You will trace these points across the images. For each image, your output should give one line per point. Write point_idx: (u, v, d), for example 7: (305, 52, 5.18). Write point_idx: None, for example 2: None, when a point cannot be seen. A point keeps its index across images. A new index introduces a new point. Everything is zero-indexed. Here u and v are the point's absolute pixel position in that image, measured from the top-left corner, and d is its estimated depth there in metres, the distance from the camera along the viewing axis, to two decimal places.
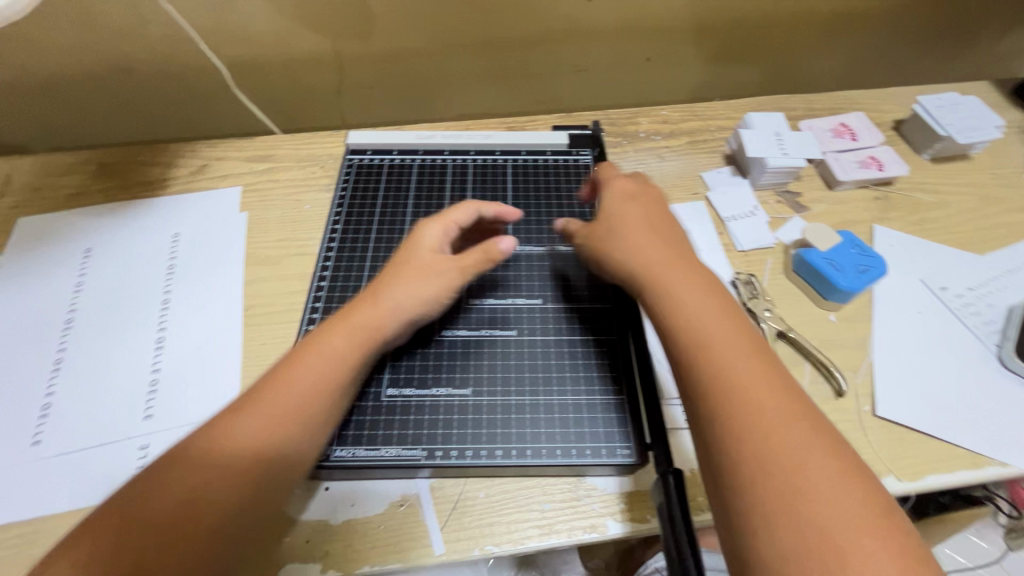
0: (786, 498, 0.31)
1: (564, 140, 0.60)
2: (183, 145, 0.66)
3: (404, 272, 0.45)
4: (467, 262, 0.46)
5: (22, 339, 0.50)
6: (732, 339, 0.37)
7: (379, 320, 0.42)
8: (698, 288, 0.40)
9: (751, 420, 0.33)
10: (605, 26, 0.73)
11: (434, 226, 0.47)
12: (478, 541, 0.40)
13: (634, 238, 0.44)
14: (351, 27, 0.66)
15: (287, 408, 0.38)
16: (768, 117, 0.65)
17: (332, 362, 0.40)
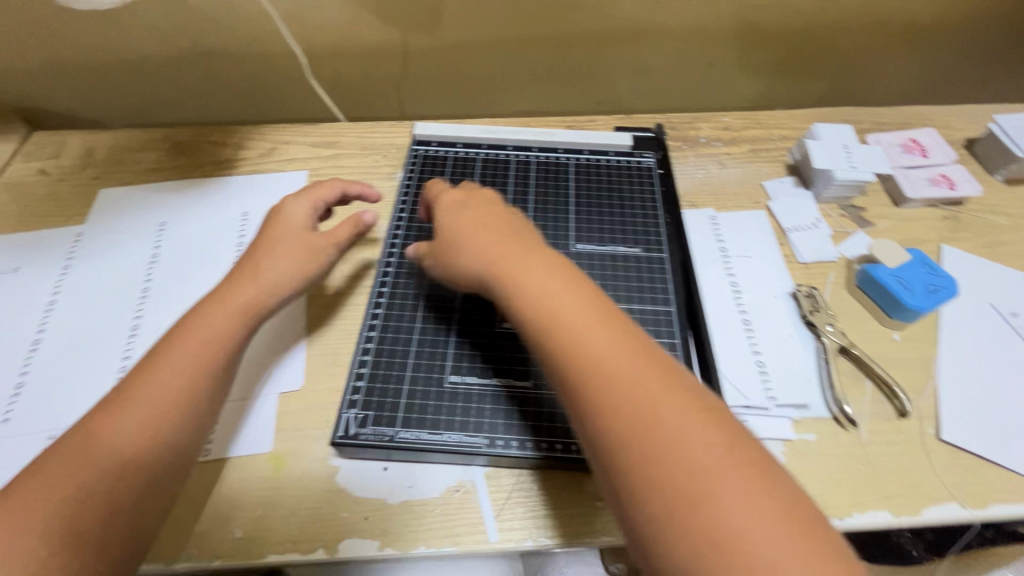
0: (685, 501, 0.28)
1: (627, 141, 0.60)
2: (253, 127, 0.68)
3: (264, 252, 0.46)
4: (336, 235, 0.49)
5: (103, 304, 0.52)
6: (576, 314, 0.35)
7: (259, 288, 0.44)
8: (552, 281, 0.37)
9: (605, 398, 0.31)
10: (670, 30, 0.73)
11: (295, 206, 0.50)
12: (531, 532, 0.41)
13: (477, 243, 0.41)
14: (420, 19, 0.68)
15: (171, 371, 0.38)
16: (836, 128, 0.64)
17: (210, 339, 0.40)
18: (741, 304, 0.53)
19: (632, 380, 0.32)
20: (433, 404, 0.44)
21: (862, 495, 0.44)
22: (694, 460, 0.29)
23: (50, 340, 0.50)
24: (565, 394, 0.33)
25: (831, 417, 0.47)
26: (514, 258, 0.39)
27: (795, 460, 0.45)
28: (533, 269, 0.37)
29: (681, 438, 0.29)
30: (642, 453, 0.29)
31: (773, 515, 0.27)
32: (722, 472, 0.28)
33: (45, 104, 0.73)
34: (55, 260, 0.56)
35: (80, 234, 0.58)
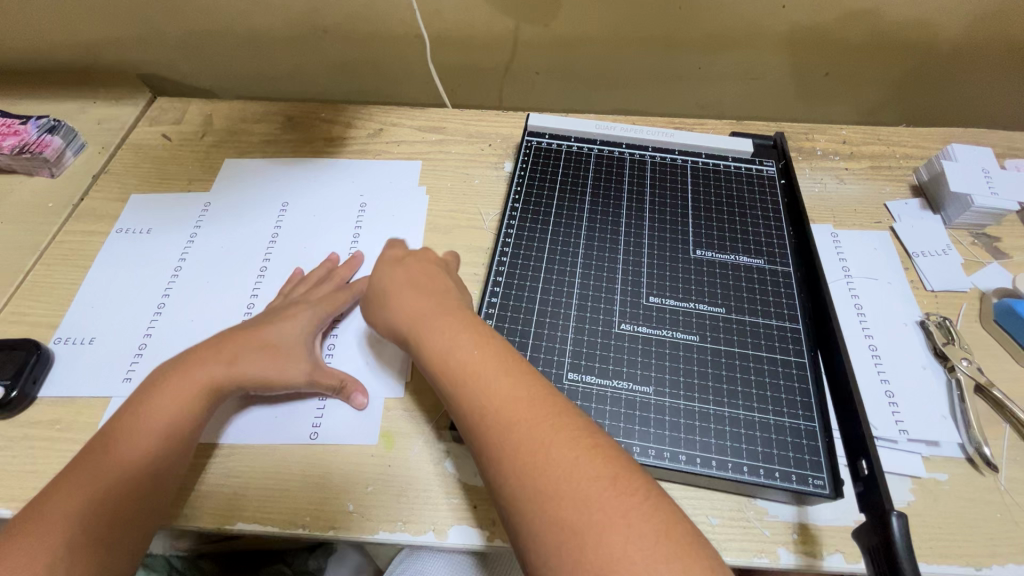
0: (573, 539, 0.30)
1: (747, 148, 0.58)
2: (360, 108, 0.69)
3: (244, 336, 0.44)
4: (320, 371, 0.45)
5: (222, 276, 0.54)
6: (476, 367, 0.37)
7: (229, 373, 0.42)
8: (461, 328, 0.39)
9: (503, 447, 0.34)
10: (792, 36, 0.70)
11: (305, 309, 0.47)
12: None
13: (399, 292, 0.44)
14: (538, 10, 0.67)
15: (140, 432, 0.39)
16: (975, 150, 0.59)
17: (173, 406, 0.40)
18: (867, 328, 0.50)
19: (526, 427, 0.34)
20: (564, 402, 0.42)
21: (1001, 546, 0.40)
22: (583, 495, 0.31)
23: (173, 305, 0.52)
24: (471, 442, 0.36)
25: (964, 457, 0.44)
26: (429, 315, 0.41)
27: (925, 499, 0.42)
28: (445, 323, 0.40)
29: (571, 476, 0.32)
30: (535, 497, 0.32)
31: (652, 540, 0.29)
32: (605, 502, 0.31)
33: (165, 71, 0.76)
34: (181, 225, 0.58)
35: (207, 204, 0.60)
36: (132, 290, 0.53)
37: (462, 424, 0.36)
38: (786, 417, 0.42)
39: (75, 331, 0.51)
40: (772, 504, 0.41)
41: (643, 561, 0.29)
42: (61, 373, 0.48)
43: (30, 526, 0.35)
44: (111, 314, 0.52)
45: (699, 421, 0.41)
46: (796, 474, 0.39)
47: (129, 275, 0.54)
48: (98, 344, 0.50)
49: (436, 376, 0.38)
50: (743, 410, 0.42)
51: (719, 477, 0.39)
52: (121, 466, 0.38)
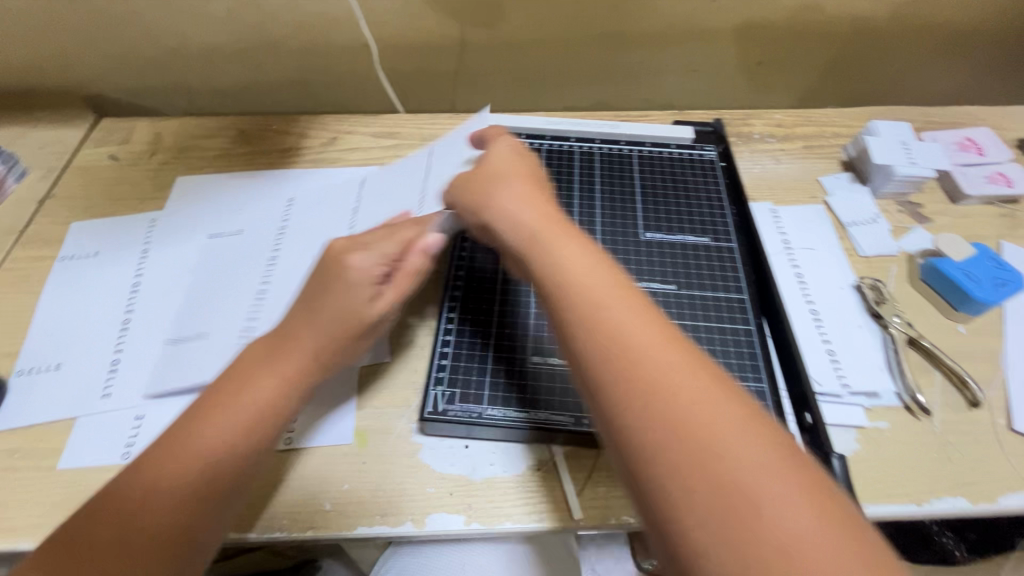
0: (734, 514, 0.25)
1: (688, 135, 0.61)
2: (313, 118, 0.70)
3: (308, 317, 0.39)
4: (393, 287, 0.41)
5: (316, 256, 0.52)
6: (615, 301, 0.33)
7: (312, 357, 0.39)
8: (591, 261, 0.36)
9: (642, 393, 0.29)
10: (724, 29, 0.74)
11: (358, 254, 0.40)
12: (616, 511, 0.42)
13: (518, 207, 0.40)
14: (481, 15, 0.69)
15: (220, 430, 0.36)
16: (894, 126, 0.64)
17: (254, 402, 0.37)
18: (808, 295, 0.54)
19: (676, 370, 0.30)
20: (525, 383, 0.45)
21: (939, 483, 0.44)
22: (749, 459, 0.27)
23: (277, 285, 0.51)
24: (598, 382, 0.31)
25: (903, 406, 0.47)
26: (556, 236, 0.38)
27: (868, 447, 0.45)
28: (573, 249, 0.37)
29: (738, 435, 0.28)
30: (691, 451, 0.27)
31: (835, 523, 0.26)
32: (781, 471, 0.27)
33: (108, 91, 0.74)
34: (271, 218, 0.57)
35: (292, 199, 0.59)
36: (234, 281, 0.52)
37: (587, 352, 0.32)
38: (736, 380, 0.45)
39: (188, 328, 0.49)
40: None
41: (821, 536, 0.25)
42: (175, 373, 0.47)
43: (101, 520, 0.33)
44: (217, 306, 0.50)
45: None
46: None
47: (228, 267, 0.53)
48: (125, 356, 0.49)
49: (559, 297, 0.35)
50: None
51: None
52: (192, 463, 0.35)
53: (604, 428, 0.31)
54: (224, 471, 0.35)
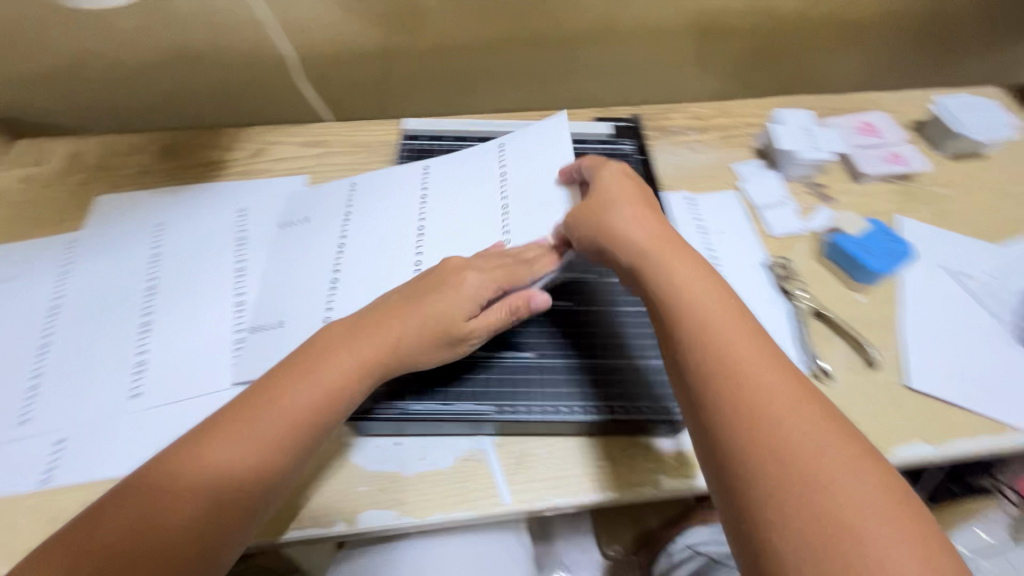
0: (820, 530, 0.29)
1: (607, 131, 0.64)
2: (240, 130, 0.69)
3: (410, 310, 0.44)
4: (486, 319, 0.45)
5: (393, 249, 0.54)
6: (724, 313, 0.39)
7: (389, 353, 0.43)
8: (706, 288, 0.41)
9: (742, 408, 0.34)
10: (641, 27, 0.77)
11: (472, 273, 0.46)
12: (542, 493, 0.44)
13: (636, 233, 0.45)
14: (403, 21, 0.70)
15: (280, 407, 0.40)
16: (797, 113, 0.68)
17: (323, 384, 0.41)
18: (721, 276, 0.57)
19: (768, 375, 0.36)
20: (450, 377, 0.47)
21: None
22: (843, 483, 0.31)
23: (348, 276, 0.53)
24: (702, 391, 0.36)
25: (808, 373, 0.51)
26: (666, 256, 0.43)
27: None
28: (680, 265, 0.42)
29: (837, 461, 0.32)
30: (788, 466, 0.32)
31: (920, 552, 0.29)
32: (877, 500, 0.30)
33: (20, 111, 0.72)
34: (336, 206, 0.59)
35: (353, 183, 0.61)
36: (311, 273, 0.54)
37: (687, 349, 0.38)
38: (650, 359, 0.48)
39: (265, 318, 0.52)
40: (656, 440, 0.47)
41: (909, 560, 0.28)
42: (254, 362, 0.49)
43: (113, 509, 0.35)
44: (292, 295, 0.53)
45: (576, 374, 0.48)
46: (660, 407, 0.46)
47: (300, 256, 0.55)
48: (44, 384, 0.48)
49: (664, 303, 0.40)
50: (614, 359, 0.48)
51: (596, 419, 0.45)
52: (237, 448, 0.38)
53: (699, 432, 0.36)
54: (281, 444, 0.39)
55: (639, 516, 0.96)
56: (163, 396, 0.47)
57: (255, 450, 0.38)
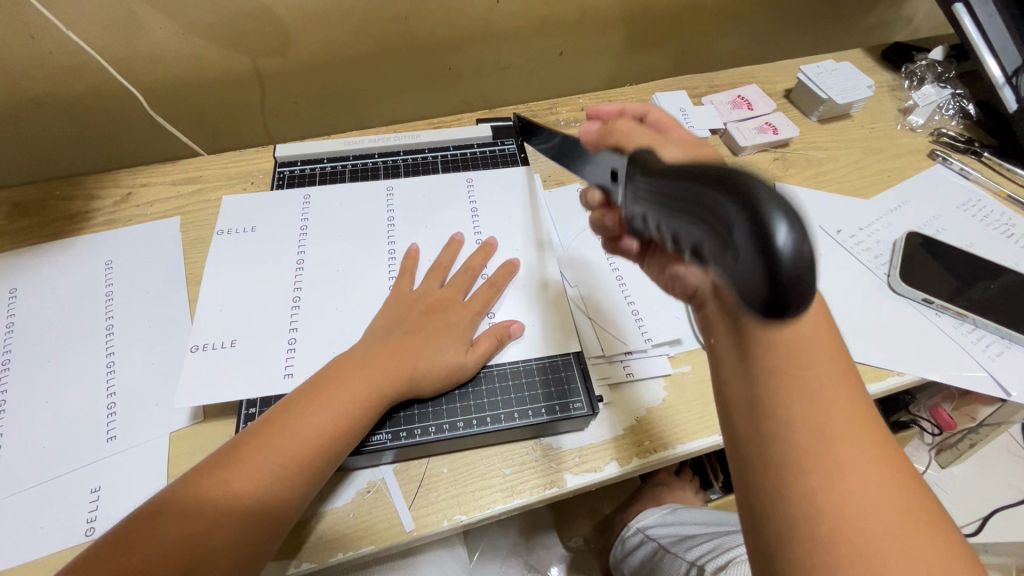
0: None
1: (488, 132, 0.66)
2: (103, 175, 0.64)
3: (420, 337, 0.46)
4: (480, 346, 0.47)
5: (356, 275, 0.53)
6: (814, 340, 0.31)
7: (407, 374, 0.43)
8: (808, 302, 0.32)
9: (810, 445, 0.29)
10: (518, 25, 0.76)
11: (461, 309, 0.49)
12: (447, 512, 0.43)
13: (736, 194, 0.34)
14: (269, 43, 0.67)
15: (319, 417, 0.40)
16: (673, 95, 0.70)
17: (356, 397, 0.41)
18: (612, 261, 0.57)
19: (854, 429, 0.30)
20: None
21: None
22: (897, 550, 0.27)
23: (310, 297, 0.51)
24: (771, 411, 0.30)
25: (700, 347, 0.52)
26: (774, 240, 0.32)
27: (673, 392, 0.50)
28: (828, 370, 0.31)
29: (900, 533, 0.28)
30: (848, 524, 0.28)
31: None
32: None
33: None
34: (290, 219, 0.57)
35: (308, 195, 0.59)
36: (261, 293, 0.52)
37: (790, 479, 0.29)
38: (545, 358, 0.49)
39: (210, 335, 0.48)
40: (556, 438, 0.47)
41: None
42: (205, 382, 0.46)
43: (198, 524, 0.35)
44: (235, 306, 0.50)
45: (472, 386, 0.47)
46: (558, 406, 0.46)
47: (247, 268, 0.53)
48: None
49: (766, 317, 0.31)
50: (509, 362, 0.48)
51: (496, 429, 0.45)
52: (299, 449, 0.38)
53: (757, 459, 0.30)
54: (325, 447, 0.39)
55: (595, 504, 0.96)
56: (22, 479, 0.44)
57: (302, 448, 0.38)
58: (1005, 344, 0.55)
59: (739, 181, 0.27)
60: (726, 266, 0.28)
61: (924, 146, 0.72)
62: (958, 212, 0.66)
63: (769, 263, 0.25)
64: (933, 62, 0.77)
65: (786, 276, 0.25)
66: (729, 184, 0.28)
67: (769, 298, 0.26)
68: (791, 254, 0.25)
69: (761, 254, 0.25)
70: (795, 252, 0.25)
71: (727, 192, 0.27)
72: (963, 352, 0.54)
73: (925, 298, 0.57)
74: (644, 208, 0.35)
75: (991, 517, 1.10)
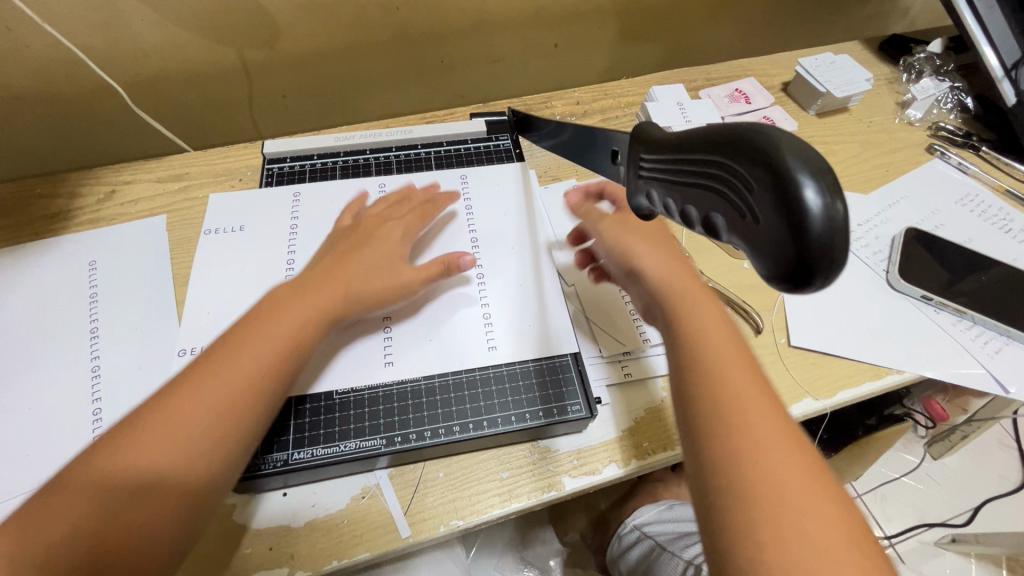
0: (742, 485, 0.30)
1: (482, 127, 0.64)
2: (86, 173, 0.62)
3: (355, 255, 0.47)
4: (425, 267, 0.48)
5: None
6: (720, 328, 0.38)
7: (344, 296, 0.44)
8: (715, 308, 0.40)
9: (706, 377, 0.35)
10: (513, 17, 0.75)
11: (393, 225, 0.50)
12: (443, 518, 0.42)
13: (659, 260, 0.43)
14: (255, 35, 0.65)
15: (253, 346, 0.39)
16: (669, 89, 0.69)
17: (288, 323, 0.41)
18: None
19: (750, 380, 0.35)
20: (338, 417, 0.44)
21: None
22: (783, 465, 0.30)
23: None
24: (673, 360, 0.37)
25: None
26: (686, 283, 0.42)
27: None
28: (740, 377, 0.35)
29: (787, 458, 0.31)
30: (737, 432, 0.32)
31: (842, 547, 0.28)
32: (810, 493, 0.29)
33: None
34: (280, 217, 0.55)
35: (298, 193, 0.57)
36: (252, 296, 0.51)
37: (711, 459, 0.31)
38: (539, 359, 0.48)
39: (199, 341, 0.47)
40: (555, 440, 0.46)
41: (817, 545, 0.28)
42: None
43: (126, 462, 0.34)
44: (224, 308, 0.49)
45: (467, 388, 0.46)
46: (557, 408, 0.46)
47: (238, 267, 0.52)
48: None
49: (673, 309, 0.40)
50: (505, 364, 0.47)
51: (492, 433, 0.44)
52: (233, 376, 0.38)
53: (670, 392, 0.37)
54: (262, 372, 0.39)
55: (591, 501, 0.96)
56: (4, 490, 0.42)
57: (238, 376, 0.38)
58: (1003, 341, 0.55)
59: (752, 134, 0.24)
60: (743, 237, 0.25)
61: (922, 141, 0.72)
62: (956, 207, 0.65)
63: (796, 229, 0.22)
64: (931, 54, 0.77)
65: (816, 244, 0.22)
66: (739, 138, 0.24)
67: (793, 274, 0.23)
68: (823, 215, 0.22)
69: (787, 223, 0.22)
70: (825, 214, 0.22)
71: (736, 151, 0.24)
72: (962, 350, 0.54)
73: (924, 295, 0.56)
74: (650, 184, 0.32)
75: (982, 507, 1.11)
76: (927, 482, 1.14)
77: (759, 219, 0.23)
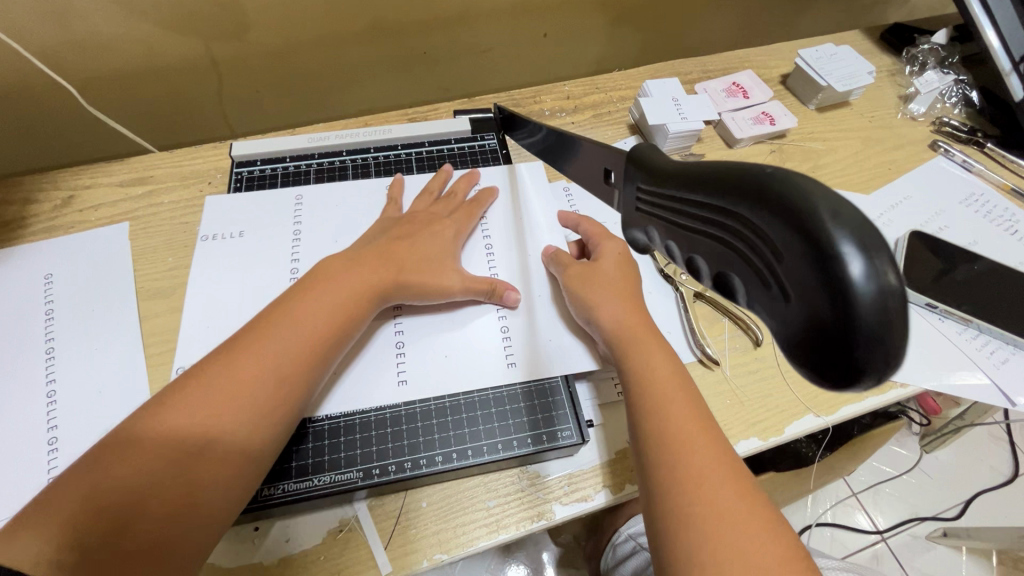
0: (692, 535, 0.31)
1: (466, 126, 0.61)
2: (41, 177, 0.58)
3: (408, 242, 0.47)
4: (470, 281, 0.47)
5: None
6: (667, 375, 0.39)
7: (397, 279, 0.44)
8: (665, 353, 0.40)
9: (660, 431, 0.36)
10: (499, 6, 0.71)
11: (447, 224, 0.50)
12: (426, 551, 0.40)
13: (613, 305, 0.43)
14: (223, 28, 0.61)
15: (303, 319, 0.40)
16: (664, 83, 0.65)
17: (333, 300, 0.41)
18: None
19: (699, 430, 0.36)
20: (312, 449, 0.42)
21: (730, 428, 0.47)
22: (732, 518, 0.31)
23: None
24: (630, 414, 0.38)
25: (696, 360, 0.49)
26: (641, 331, 0.41)
27: None
28: (693, 430, 0.35)
29: (735, 508, 0.32)
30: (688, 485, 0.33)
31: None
32: (757, 543, 0.31)
33: None
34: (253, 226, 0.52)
35: (300, 196, 0.54)
36: (224, 312, 0.48)
37: (670, 516, 0.32)
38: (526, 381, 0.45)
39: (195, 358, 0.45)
40: (545, 465, 0.44)
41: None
42: None
43: (170, 424, 0.34)
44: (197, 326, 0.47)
45: (450, 414, 0.44)
46: (547, 434, 0.43)
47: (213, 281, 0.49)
48: None
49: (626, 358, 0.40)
50: (492, 387, 0.45)
51: (478, 463, 0.42)
52: (284, 347, 0.38)
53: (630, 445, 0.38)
54: (312, 346, 0.39)
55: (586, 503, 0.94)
56: None
57: (286, 351, 0.38)
58: (1010, 351, 0.53)
59: (777, 185, 0.21)
60: (768, 306, 0.22)
61: (925, 137, 0.69)
62: (961, 208, 0.63)
63: (841, 308, 0.19)
64: (936, 45, 0.74)
65: (866, 329, 0.19)
66: (759, 189, 0.22)
67: (835, 363, 0.20)
68: (875, 292, 0.19)
69: (829, 292, 0.19)
70: (874, 290, 0.19)
71: (762, 203, 0.21)
72: (968, 360, 0.52)
73: (929, 302, 0.54)
74: (650, 221, 0.30)
75: (973, 501, 1.11)
76: (920, 477, 1.14)
77: (790, 290, 0.21)
